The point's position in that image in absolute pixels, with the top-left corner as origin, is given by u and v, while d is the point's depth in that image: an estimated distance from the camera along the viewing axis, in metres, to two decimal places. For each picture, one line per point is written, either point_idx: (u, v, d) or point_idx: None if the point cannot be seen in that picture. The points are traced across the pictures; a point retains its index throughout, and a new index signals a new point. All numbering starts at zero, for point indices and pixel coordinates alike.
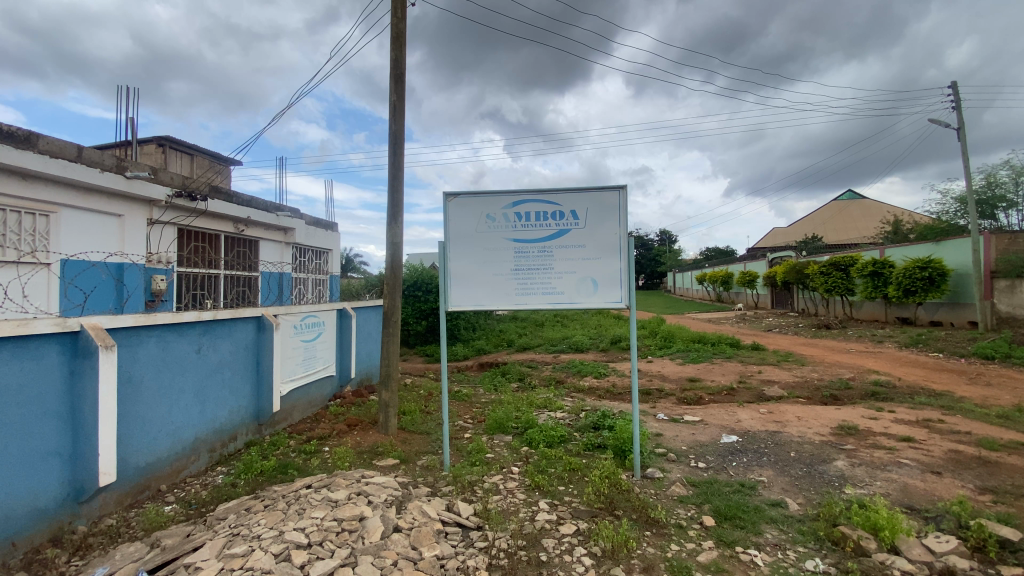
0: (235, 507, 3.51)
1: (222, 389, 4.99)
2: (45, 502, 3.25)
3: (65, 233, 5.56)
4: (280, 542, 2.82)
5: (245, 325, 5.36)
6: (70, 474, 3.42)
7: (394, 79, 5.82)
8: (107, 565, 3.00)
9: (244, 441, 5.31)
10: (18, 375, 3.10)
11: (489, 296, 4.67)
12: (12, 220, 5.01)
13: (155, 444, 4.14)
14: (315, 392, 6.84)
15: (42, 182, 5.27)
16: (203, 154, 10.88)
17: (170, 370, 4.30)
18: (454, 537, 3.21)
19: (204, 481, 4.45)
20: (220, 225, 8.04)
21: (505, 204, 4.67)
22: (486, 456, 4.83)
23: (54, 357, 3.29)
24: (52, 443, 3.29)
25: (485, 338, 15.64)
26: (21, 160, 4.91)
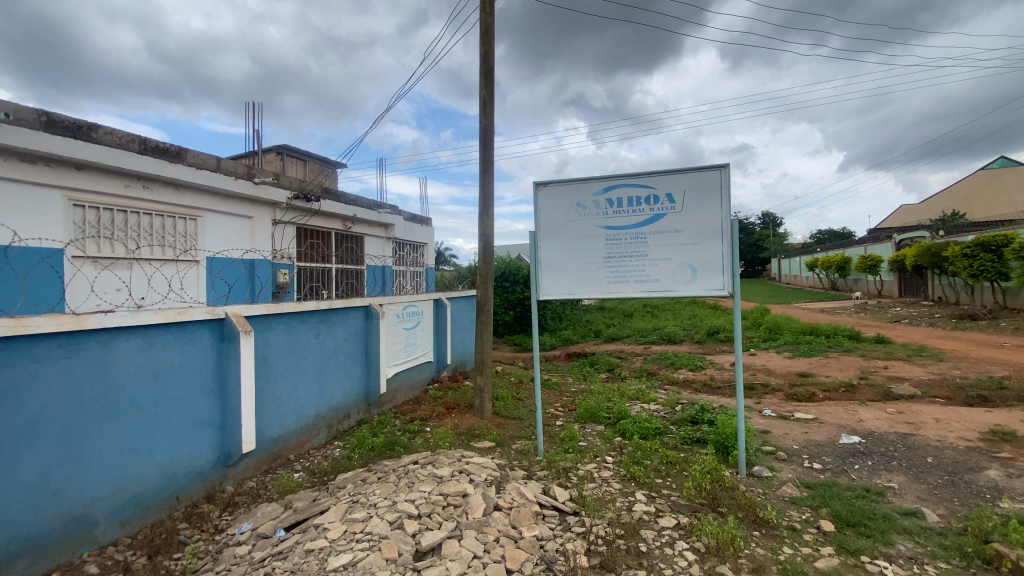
0: (352, 478, 3.86)
1: (337, 371, 5.48)
2: (201, 464, 3.83)
3: (210, 234, 6.39)
4: (394, 511, 3.04)
5: (355, 314, 5.82)
6: (220, 442, 4.00)
7: (484, 74, 5.95)
8: (251, 521, 3.46)
9: (356, 420, 5.81)
10: (180, 355, 3.66)
11: (580, 285, 4.65)
12: (169, 225, 5.86)
13: (285, 418, 4.69)
14: (416, 376, 7.28)
15: (192, 191, 6.11)
16: (314, 159, 11.93)
17: (295, 354, 4.82)
18: (552, 520, 3.28)
19: (325, 453, 4.95)
20: (332, 223, 8.76)
21: (596, 191, 4.60)
22: (580, 444, 4.83)
23: (206, 340, 3.85)
24: (204, 414, 3.86)
25: (573, 329, 15.56)
26: (174, 172, 5.72)
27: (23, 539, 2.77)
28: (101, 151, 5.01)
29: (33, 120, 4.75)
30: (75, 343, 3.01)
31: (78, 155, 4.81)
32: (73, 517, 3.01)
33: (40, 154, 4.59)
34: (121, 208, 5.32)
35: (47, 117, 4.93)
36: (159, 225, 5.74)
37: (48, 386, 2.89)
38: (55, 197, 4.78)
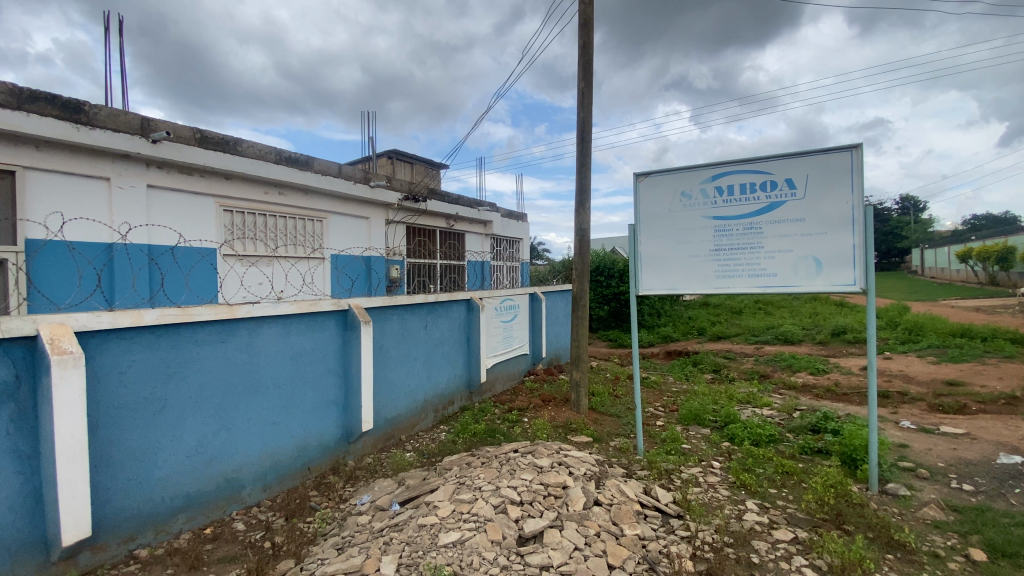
0: (458, 461, 4.10)
1: (442, 360, 5.82)
2: (328, 439, 4.30)
3: (333, 234, 7.04)
4: (498, 496, 3.17)
5: (458, 307, 6.11)
6: (343, 421, 4.45)
7: (582, 66, 5.90)
8: (370, 493, 3.82)
9: (459, 406, 6.14)
10: (311, 341, 4.13)
11: (685, 279, 4.45)
12: (301, 227, 6.54)
13: (398, 402, 5.09)
14: (513, 367, 7.49)
15: (319, 196, 6.75)
16: (420, 161, 12.64)
17: (406, 343, 5.20)
18: (654, 520, 3.21)
19: (432, 436, 5.30)
20: (436, 221, 9.24)
21: (703, 179, 4.37)
22: (683, 447, 4.65)
23: (333, 329, 4.30)
24: (329, 395, 4.31)
25: (673, 326, 14.89)
26: (306, 180, 6.30)
27: (189, 494, 3.30)
28: (245, 162, 5.58)
29: (189, 135, 5.25)
30: (229, 329, 3.52)
31: (227, 166, 5.40)
32: (226, 478, 3.52)
33: (198, 167, 5.19)
34: (262, 212, 5.99)
35: (199, 132, 5.40)
36: (294, 227, 6.43)
37: (208, 366, 3.40)
38: (208, 203, 5.41)
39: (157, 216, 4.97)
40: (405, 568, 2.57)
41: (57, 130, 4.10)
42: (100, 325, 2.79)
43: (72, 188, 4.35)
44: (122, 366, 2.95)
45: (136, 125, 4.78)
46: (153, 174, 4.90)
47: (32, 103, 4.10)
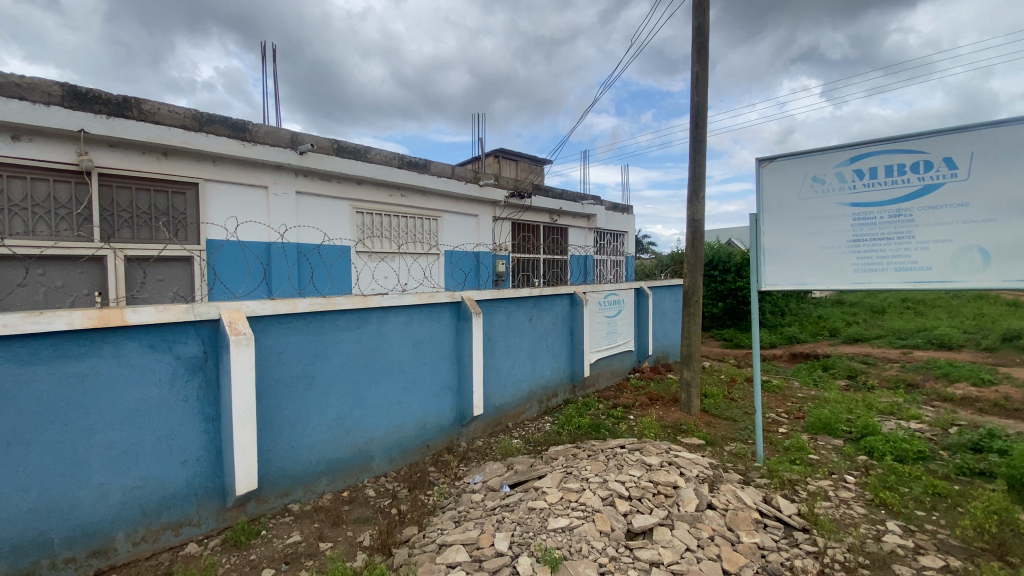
0: (564, 452, 4.18)
1: (547, 353, 5.94)
2: (443, 421, 4.63)
3: (447, 231, 7.47)
4: (606, 489, 3.20)
5: (562, 301, 6.19)
6: (457, 404, 4.77)
7: (696, 49, 5.61)
8: (482, 474, 4.05)
9: (563, 399, 6.23)
10: (429, 330, 4.47)
11: (815, 274, 4.07)
12: (420, 225, 7.03)
13: (506, 390, 5.31)
14: (618, 364, 7.39)
15: (435, 196, 7.20)
16: (525, 158, 12.87)
17: (513, 335, 5.39)
18: (774, 531, 3.01)
19: (538, 425, 5.45)
20: (541, 216, 9.36)
21: (838, 163, 3.94)
22: (809, 457, 4.26)
23: (447, 319, 4.62)
24: (444, 380, 4.63)
25: (798, 326, 13.50)
26: (423, 181, 6.77)
27: (330, 459, 3.77)
28: (372, 167, 6.15)
29: (328, 145, 5.89)
30: (361, 317, 3.94)
31: (357, 172, 5.99)
32: (359, 449, 3.97)
33: (334, 174, 5.83)
34: (386, 212, 6.56)
35: (336, 142, 6.03)
36: (414, 226, 6.94)
37: (345, 349, 3.84)
38: (342, 206, 6.06)
39: (303, 218, 5.68)
40: (517, 546, 2.70)
41: (228, 147, 4.83)
42: (264, 311, 3.30)
43: (239, 196, 5.11)
44: (279, 347, 3.45)
45: (286, 139, 5.47)
46: (299, 182, 5.60)
47: (209, 125, 4.85)
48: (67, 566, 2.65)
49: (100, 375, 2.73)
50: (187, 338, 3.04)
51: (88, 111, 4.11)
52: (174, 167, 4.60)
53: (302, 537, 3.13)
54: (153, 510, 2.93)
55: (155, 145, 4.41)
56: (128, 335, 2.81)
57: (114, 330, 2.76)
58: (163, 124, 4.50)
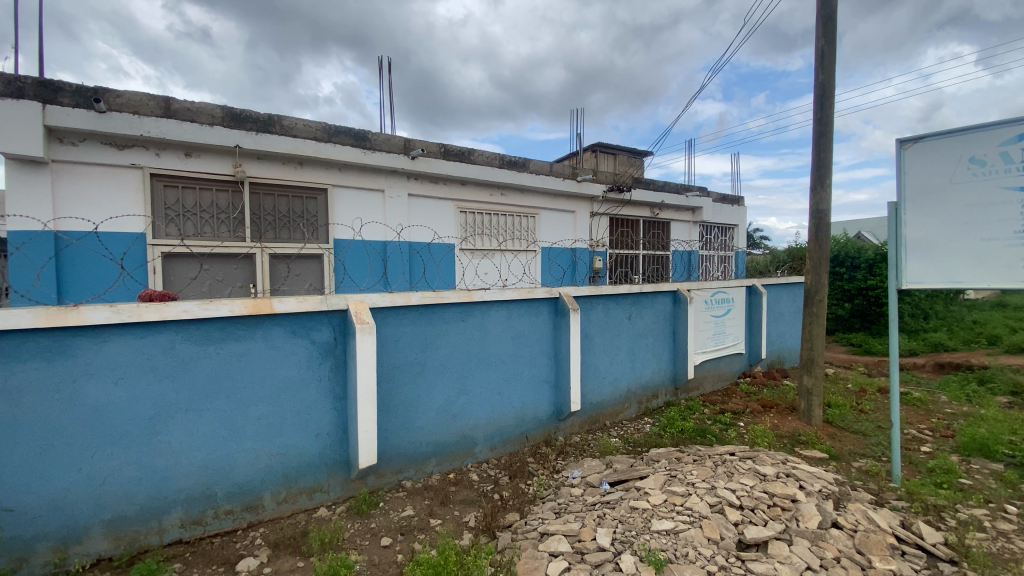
0: (666, 454, 4.05)
1: (647, 352, 5.76)
2: (541, 415, 4.71)
3: (546, 228, 7.53)
4: (714, 495, 3.04)
5: (664, 299, 5.96)
6: (555, 399, 4.82)
7: (822, 22, 5.07)
8: (581, 470, 4.06)
9: (664, 400, 6.02)
10: (528, 325, 4.56)
11: (973, 271, 3.50)
12: (519, 223, 7.17)
13: (604, 388, 5.26)
14: (725, 367, 6.95)
15: (533, 193, 7.29)
16: (624, 152, 12.54)
17: (612, 332, 5.31)
18: (915, 560, 2.67)
19: (637, 425, 5.33)
20: (642, 211, 9.07)
21: (1006, 140, 3.34)
22: (961, 481, 3.69)
23: (546, 314, 4.68)
24: (543, 374, 4.72)
25: (948, 331, 11.64)
26: (522, 179, 6.89)
27: (437, 443, 4.02)
28: (475, 168, 6.40)
29: (436, 149, 6.22)
30: (465, 310, 4.14)
31: (461, 173, 6.27)
32: (463, 435, 4.18)
33: (441, 176, 6.16)
34: (488, 211, 6.78)
35: (443, 146, 6.35)
36: (512, 223, 7.09)
37: (451, 340, 4.07)
38: (448, 206, 6.39)
39: (413, 218, 6.08)
40: (619, 543, 2.69)
41: (351, 154, 5.33)
42: (383, 303, 3.62)
43: (359, 199, 5.61)
44: (395, 336, 3.75)
45: (399, 145, 5.89)
46: (411, 185, 6.01)
47: (336, 136, 5.38)
48: (227, 516, 3.13)
49: (254, 355, 3.18)
50: (321, 325, 3.43)
51: (242, 129, 4.77)
52: (306, 175, 5.19)
53: (415, 512, 3.39)
54: (292, 475, 3.35)
55: (293, 156, 5.00)
56: (274, 322, 3.24)
57: (265, 317, 3.20)
58: (300, 138, 5.08)
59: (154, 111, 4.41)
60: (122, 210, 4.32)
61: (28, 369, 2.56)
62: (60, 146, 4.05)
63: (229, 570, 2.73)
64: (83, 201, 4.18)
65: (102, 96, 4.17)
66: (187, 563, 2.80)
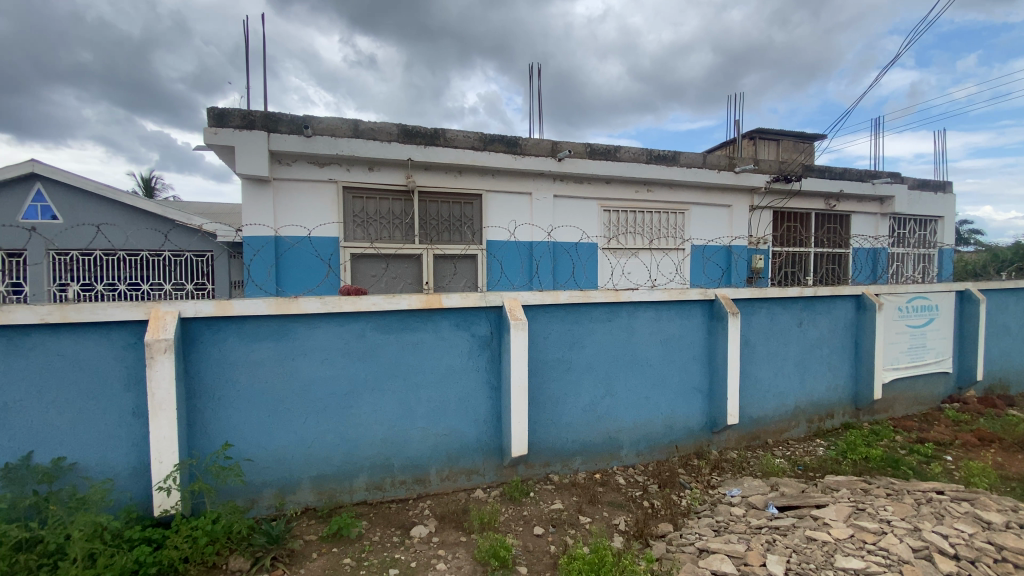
0: (847, 483, 3.54)
1: (820, 364, 5.07)
2: (693, 424, 4.45)
3: (697, 224, 7.06)
4: (918, 539, 2.60)
5: (843, 304, 5.18)
6: (708, 409, 4.51)
7: None
8: (740, 488, 3.74)
9: (840, 422, 5.25)
10: (679, 328, 4.34)
11: None
12: (667, 220, 6.84)
13: (766, 401, 4.76)
14: (924, 388, 5.81)
15: (684, 188, 6.88)
16: (789, 137, 11.18)
17: (777, 339, 4.78)
18: None
19: (807, 447, 4.73)
20: (813, 203, 7.98)
21: None
22: None
23: (699, 317, 4.40)
24: (696, 381, 4.44)
25: None
26: (671, 174, 6.57)
27: (584, 442, 4.05)
28: (622, 165, 6.26)
29: (583, 149, 6.21)
30: (614, 310, 4.09)
31: (609, 171, 6.20)
32: (610, 437, 4.14)
33: (588, 176, 6.17)
34: (635, 208, 6.60)
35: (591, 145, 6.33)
36: (660, 220, 6.79)
37: (599, 340, 4.06)
38: (593, 205, 6.38)
39: (559, 218, 6.20)
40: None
41: (504, 160, 5.61)
42: (535, 300, 3.76)
43: (510, 201, 5.90)
44: (545, 333, 3.86)
45: (547, 147, 6.02)
46: (558, 186, 6.13)
47: (491, 143, 5.68)
48: (401, 486, 3.54)
49: (424, 345, 3.54)
50: (479, 320, 3.68)
51: (412, 143, 5.33)
52: (464, 182, 5.61)
53: (564, 506, 3.46)
54: (454, 456, 3.67)
55: (453, 165, 5.45)
56: (441, 315, 3.57)
57: (433, 311, 3.55)
58: (460, 148, 5.50)
59: (346, 132, 5.14)
60: (322, 218, 5.15)
61: (261, 347, 3.18)
62: (279, 166, 4.98)
63: (404, 534, 3.09)
64: (294, 211, 5.07)
65: (310, 123, 4.98)
66: (371, 521, 3.24)
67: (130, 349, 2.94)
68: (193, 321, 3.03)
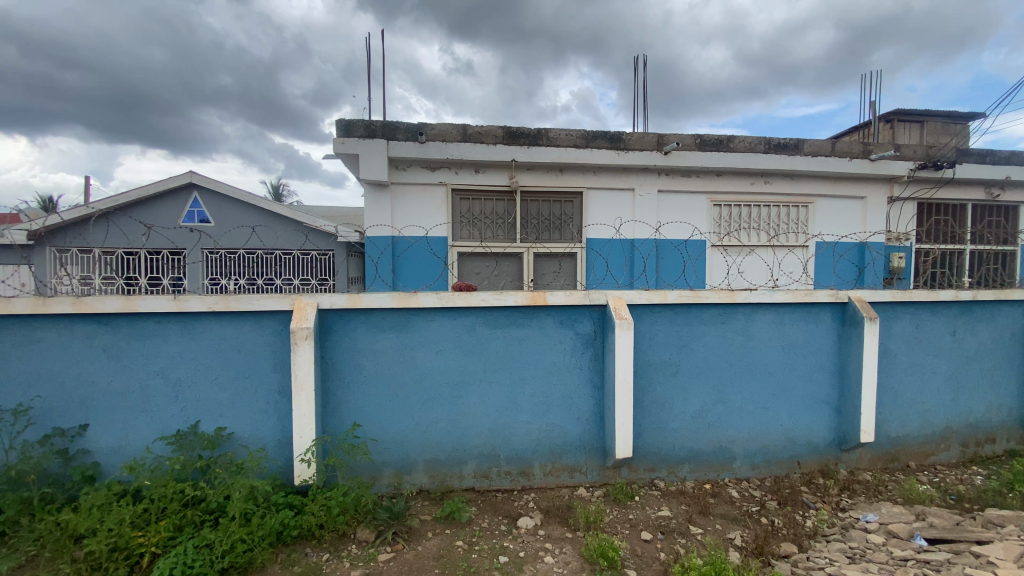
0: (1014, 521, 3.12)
1: (979, 380, 4.36)
2: (817, 439, 4.05)
3: (822, 218, 6.41)
4: None
5: (1012, 310, 4.40)
6: (836, 424, 4.08)
7: None
8: (877, 513, 3.35)
9: (1003, 449, 4.48)
10: (803, 332, 3.97)
11: None
12: (785, 214, 6.29)
13: (907, 419, 4.20)
14: None
15: (806, 179, 6.28)
16: (935, 118, 9.73)
17: (924, 349, 4.19)
18: None
19: (960, 475, 4.10)
20: (970, 192, 6.87)
21: None
22: None
23: (827, 321, 4.00)
24: (822, 391, 4.04)
25: None
26: (793, 164, 6.02)
27: (693, 449, 3.87)
28: (736, 157, 5.86)
29: (693, 141, 5.89)
30: (728, 312, 3.86)
31: (720, 164, 5.83)
32: (721, 445, 3.91)
33: (697, 169, 5.88)
34: (749, 202, 6.15)
35: (700, 137, 5.93)
36: (777, 215, 6.26)
37: (711, 343, 3.85)
38: (702, 199, 6.05)
39: (665, 214, 5.98)
40: None
41: (607, 156, 5.53)
42: (642, 300, 3.66)
43: (613, 198, 5.80)
44: (652, 333, 3.75)
45: (652, 140, 5.75)
46: (663, 181, 5.91)
47: (594, 140, 5.60)
48: (507, 476, 3.64)
49: (530, 341, 3.61)
50: (584, 318, 3.67)
51: (517, 144, 5.44)
52: (566, 180, 5.62)
53: (672, 514, 3.34)
54: (557, 452, 3.70)
55: (556, 163, 5.48)
56: (547, 312, 3.62)
57: (539, 308, 3.60)
58: (563, 146, 5.50)
59: (455, 136, 5.37)
60: (432, 219, 5.46)
61: (384, 338, 3.45)
62: (396, 171, 5.35)
63: (512, 523, 3.18)
64: (409, 213, 5.43)
65: (423, 129, 5.28)
66: (480, 508, 3.37)
67: (277, 335, 3.34)
68: (328, 312, 3.37)
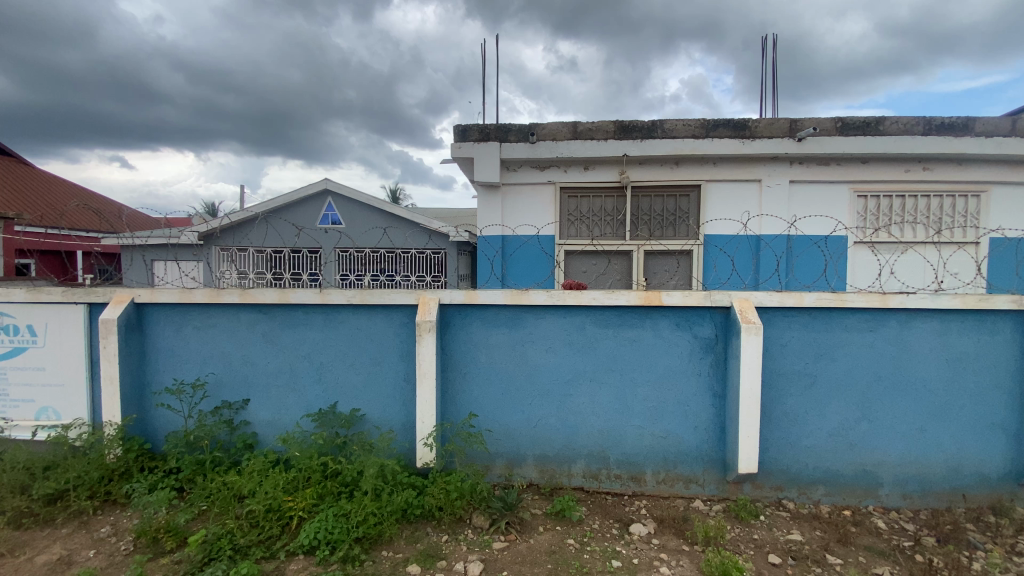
0: None
1: None
2: (992, 471, 3.41)
3: (999, 210, 5.37)
4: None
5: None
6: (1019, 455, 3.40)
7: None
8: None
9: None
10: (976, 344, 3.37)
11: None
12: (947, 205, 5.37)
13: None
14: None
15: (978, 164, 5.31)
16: None
17: None
18: None
19: None
20: None
21: None
22: None
23: (1009, 333, 3.34)
24: (1000, 416, 3.39)
25: None
26: (961, 147, 5.11)
27: (829, 470, 3.47)
28: (886, 141, 5.12)
29: (832, 125, 5.25)
30: (877, 318, 3.39)
31: (866, 150, 5.14)
32: (864, 469, 3.46)
33: (836, 156, 5.24)
34: (902, 192, 5.34)
35: (841, 120, 5.30)
36: (936, 207, 5.37)
37: (854, 353, 3.42)
38: (842, 190, 5.38)
39: (797, 208, 5.43)
40: None
41: (728, 147, 5.15)
42: (771, 302, 3.36)
43: (735, 191, 5.40)
44: (782, 339, 3.43)
45: (784, 127, 5.25)
46: (794, 171, 5.36)
47: (714, 129, 5.24)
48: (617, 480, 3.57)
49: (644, 342, 3.50)
50: (704, 320, 3.46)
51: (630, 138, 5.28)
52: (681, 174, 5.35)
53: (805, 539, 3.03)
54: (671, 460, 3.54)
55: (670, 157, 5.24)
56: (663, 313, 3.48)
57: (654, 309, 3.47)
58: (679, 138, 5.22)
59: (566, 134, 5.36)
60: (541, 218, 5.53)
61: (498, 333, 3.56)
62: (508, 172, 5.50)
63: (624, 528, 3.11)
64: (520, 212, 5.55)
65: (535, 130, 5.36)
66: (590, 508, 3.35)
67: (403, 327, 3.61)
68: (447, 308, 3.56)
